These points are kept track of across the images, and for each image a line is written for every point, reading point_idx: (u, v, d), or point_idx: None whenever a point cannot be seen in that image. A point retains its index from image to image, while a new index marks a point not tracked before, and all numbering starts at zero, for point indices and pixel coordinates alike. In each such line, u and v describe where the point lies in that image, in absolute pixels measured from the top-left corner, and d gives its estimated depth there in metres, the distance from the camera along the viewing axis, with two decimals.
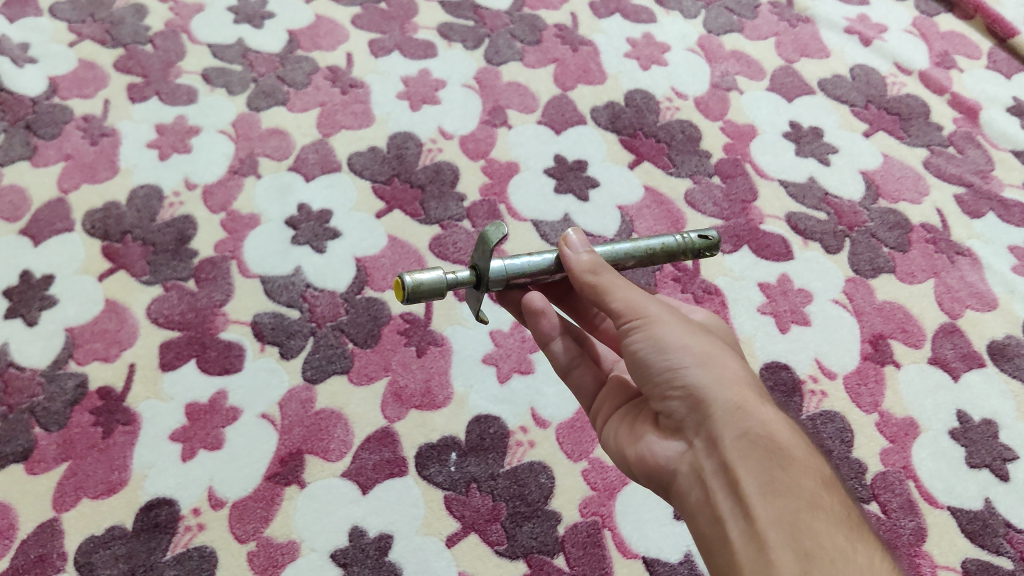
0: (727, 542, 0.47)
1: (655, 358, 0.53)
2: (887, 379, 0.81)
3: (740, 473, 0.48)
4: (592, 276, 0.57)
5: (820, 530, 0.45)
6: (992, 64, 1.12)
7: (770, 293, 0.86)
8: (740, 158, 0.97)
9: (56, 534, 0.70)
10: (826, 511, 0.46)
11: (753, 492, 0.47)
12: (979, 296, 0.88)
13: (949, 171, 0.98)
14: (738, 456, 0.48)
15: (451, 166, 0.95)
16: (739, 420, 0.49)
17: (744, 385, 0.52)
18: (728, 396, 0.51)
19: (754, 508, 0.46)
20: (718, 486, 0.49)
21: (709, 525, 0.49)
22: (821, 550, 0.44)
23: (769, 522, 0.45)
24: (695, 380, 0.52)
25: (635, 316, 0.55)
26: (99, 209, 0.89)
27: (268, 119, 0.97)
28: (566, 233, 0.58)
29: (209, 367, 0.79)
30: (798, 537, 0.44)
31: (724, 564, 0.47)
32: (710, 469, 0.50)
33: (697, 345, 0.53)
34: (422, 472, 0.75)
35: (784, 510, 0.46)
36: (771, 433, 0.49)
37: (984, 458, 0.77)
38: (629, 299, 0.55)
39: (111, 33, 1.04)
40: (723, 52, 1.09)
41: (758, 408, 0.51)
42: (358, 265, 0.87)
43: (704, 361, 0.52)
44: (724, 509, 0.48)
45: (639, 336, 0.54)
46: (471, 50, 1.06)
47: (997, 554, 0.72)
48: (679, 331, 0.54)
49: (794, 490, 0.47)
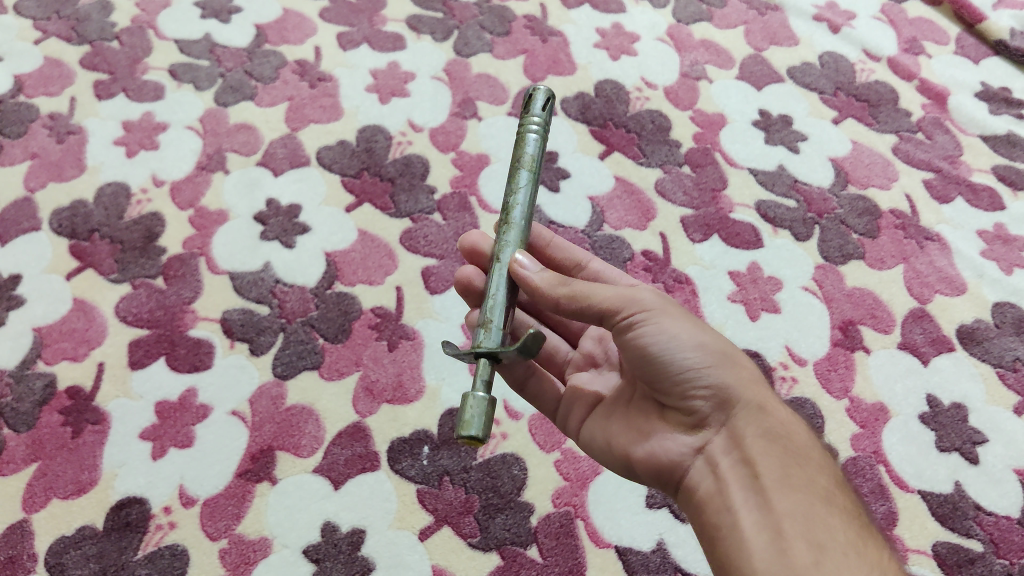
0: (737, 528, 0.50)
1: (668, 354, 0.54)
2: (857, 364, 0.82)
3: (761, 467, 0.51)
4: (565, 289, 0.55)
5: (833, 525, 0.48)
6: (959, 49, 1.12)
7: (740, 282, 0.87)
8: (710, 147, 0.97)
9: (26, 535, 0.70)
10: (837, 507, 0.50)
11: (771, 484, 0.50)
12: (948, 280, 0.88)
13: (918, 156, 0.99)
14: (759, 451, 0.52)
15: (421, 159, 0.94)
16: (761, 419, 0.53)
17: (760, 386, 0.55)
18: (750, 396, 0.54)
19: (771, 498, 0.50)
20: (733, 477, 0.52)
21: (720, 515, 0.51)
22: (832, 542, 0.47)
23: (786, 513, 0.49)
24: (717, 380, 0.54)
25: (637, 313, 0.54)
26: (66, 208, 0.88)
27: (236, 114, 0.97)
28: (516, 257, 0.58)
29: (179, 365, 0.79)
30: (812, 528, 0.48)
31: (731, 548, 0.50)
32: (727, 464, 0.53)
33: (712, 344, 0.55)
34: (394, 466, 0.75)
35: (801, 502, 0.49)
36: (787, 433, 0.53)
37: (954, 441, 0.77)
38: (625, 295, 0.55)
39: (77, 30, 1.03)
40: (692, 41, 1.09)
41: (776, 408, 0.54)
42: (328, 260, 0.86)
43: (722, 360, 0.55)
44: (737, 499, 0.51)
45: (650, 331, 0.54)
46: (440, 42, 1.06)
47: (967, 537, 0.72)
48: (689, 328, 0.55)
49: (809, 486, 0.50)
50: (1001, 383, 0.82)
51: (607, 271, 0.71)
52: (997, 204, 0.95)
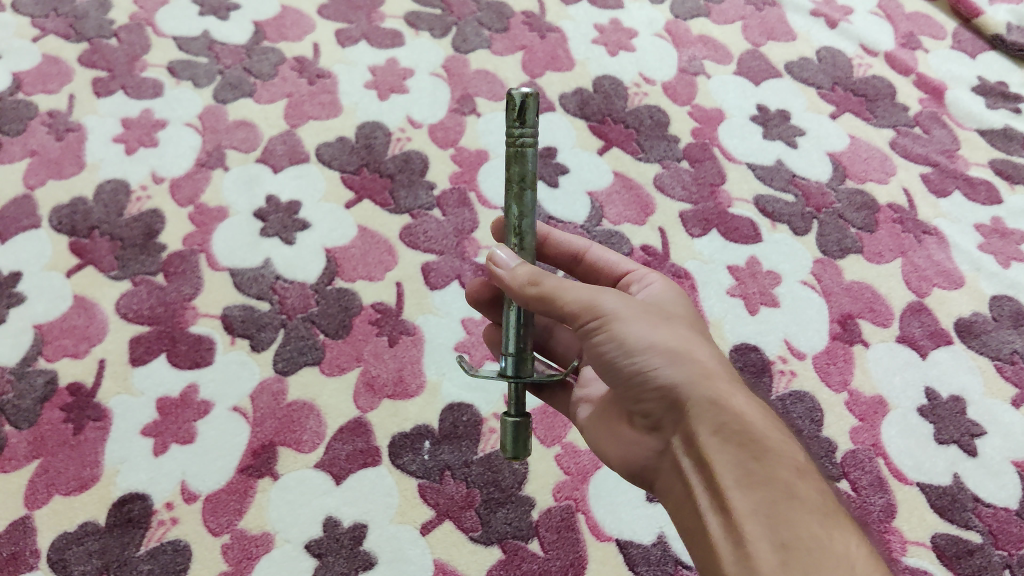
0: (706, 535, 0.48)
1: (621, 361, 0.53)
2: (855, 358, 0.82)
3: (718, 467, 0.49)
4: (533, 288, 0.55)
5: (799, 522, 0.46)
6: (956, 44, 1.13)
7: (739, 276, 0.87)
8: (708, 142, 0.98)
9: (28, 532, 0.70)
10: (803, 497, 0.47)
11: (729, 484, 0.48)
12: (946, 274, 0.89)
13: (916, 151, 0.99)
14: (715, 450, 0.50)
15: (420, 155, 0.95)
16: (714, 414, 0.50)
17: (716, 377, 0.52)
18: (703, 391, 0.51)
19: (730, 500, 0.48)
20: (697, 479, 0.50)
21: (692, 520, 0.50)
22: (798, 541, 0.45)
23: (747, 514, 0.47)
24: (668, 380, 0.52)
25: (592, 318, 0.53)
26: (66, 206, 0.88)
27: (234, 111, 0.97)
28: (493, 255, 0.58)
29: (180, 361, 0.79)
30: (774, 526, 0.46)
31: (704, 556, 0.49)
32: (691, 467, 0.51)
33: (662, 341, 0.53)
34: (395, 461, 0.75)
35: (761, 500, 0.47)
36: (745, 424, 0.50)
37: (952, 433, 0.78)
38: (581, 297, 0.54)
39: (75, 27, 1.03)
40: (690, 36, 1.09)
41: (733, 398, 0.51)
42: (328, 256, 0.87)
43: (674, 357, 0.52)
44: (703, 503, 0.50)
45: (603, 339, 0.53)
46: (438, 39, 1.06)
47: (966, 528, 0.73)
48: (641, 328, 0.53)
49: (769, 480, 0.48)
50: (999, 376, 0.82)
51: (606, 258, 0.69)
52: (994, 198, 0.96)
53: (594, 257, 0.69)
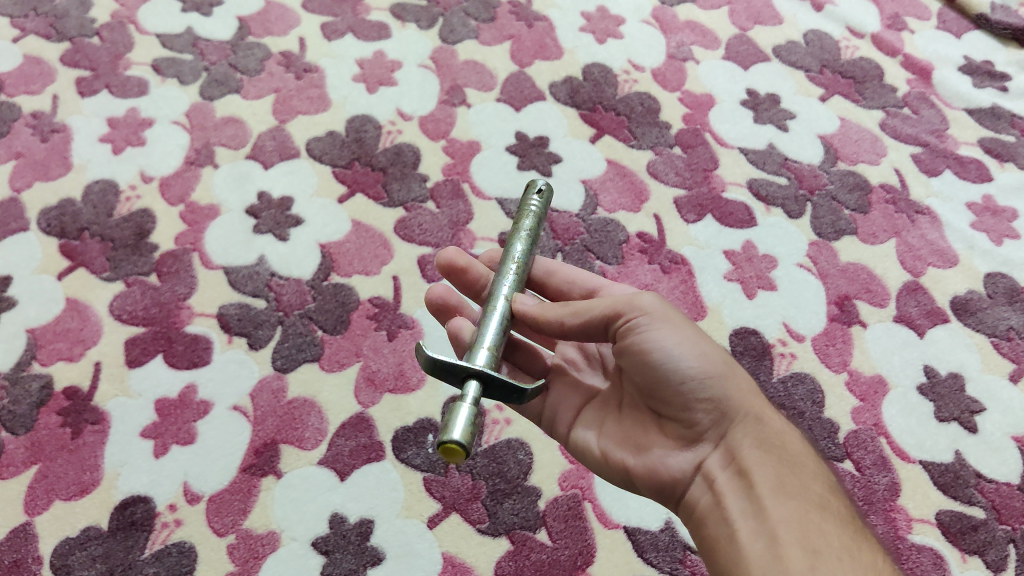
0: (735, 539, 0.49)
1: (670, 363, 0.54)
2: (854, 339, 0.82)
3: (757, 476, 0.51)
4: (568, 308, 0.56)
5: (828, 530, 0.48)
6: (941, 24, 1.13)
7: (736, 261, 0.87)
8: (700, 128, 0.98)
9: (30, 538, 0.69)
10: (832, 512, 0.50)
11: (767, 491, 0.50)
12: (940, 253, 0.89)
13: (905, 131, 1.00)
14: (756, 459, 0.52)
15: (411, 148, 0.94)
16: (758, 428, 0.53)
17: (757, 397, 0.55)
18: (746, 406, 0.54)
19: (767, 505, 0.49)
20: (732, 487, 0.52)
21: (719, 525, 0.51)
22: (828, 547, 0.47)
23: (781, 519, 0.48)
24: (716, 391, 0.54)
25: (637, 316, 0.54)
26: (54, 208, 0.87)
27: (222, 108, 0.96)
28: (515, 295, 0.59)
29: (177, 362, 0.78)
30: (808, 533, 0.47)
31: (729, 559, 0.49)
32: (725, 474, 0.52)
33: (710, 356, 0.55)
34: (399, 455, 0.75)
35: (796, 509, 0.49)
36: (784, 442, 0.53)
37: (953, 411, 0.78)
38: (625, 299, 0.55)
39: (56, 27, 1.01)
40: (677, 22, 1.09)
41: (772, 419, 0.54)
42: (323, 251, 0.86)
43: (723, 371, 0.54)
44: (734, 508, 0.51)
45: (649, 337, 0.54)
46: (425, 30, 1.05)
47: (969, 504, 0.73)
48: (689, 336, 0.55)
49: (804, 492, 0.50)
50: (996, 352, 0.83)
51: (580, 274, 0.68)
52: (985, 175, 0.96)
53: (567, 273, 0.68)
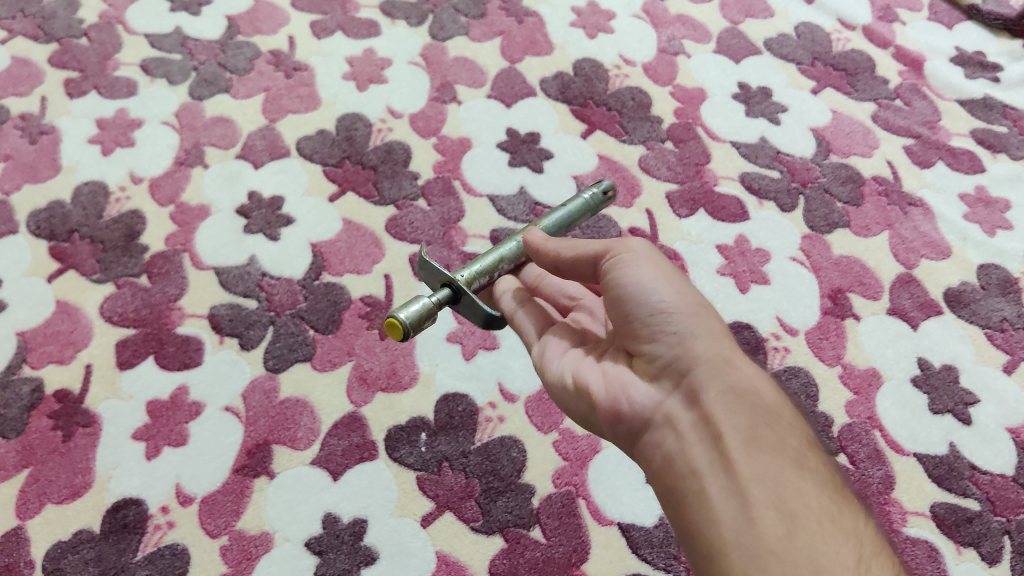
0: (699, 490, 0.46)
1: (641, 301, 0.53)
2: (847, 332, 0.82)
3: (724, 427, 0.47)
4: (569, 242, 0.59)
5: (804, 490, 0.45)
6: (933, 15, 1.13)
7: (729, 255, 0.87)
8: (691, 122, 0.97)
9: (21, 542, 0.68)
10: (810, 472, 0.46)
11: (734, 443, 0.46)
12: (933, 245, 0.89)
13: (898, 123, 0.99)
14: (724, 408, 0.48)
15: (402, 146, 0.94)
16: (726, 376, 0.50)
17: (728, 348, 0.52)
18: (713, 356, 0.50)
19: (734, 458, 0.46)
20: (695, 436, 0.48)
21: (681, 476, 0.47)
22: (804, 510, 0.44)
23: (751, 476, 0.45)
24: (686, 334, 0.51)
25: (621, 256, 0.55)
26: (43, 210, 0.86)
27: (211, 108, 0.95)
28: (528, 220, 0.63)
29: (168, 363, 0.78)
30: (780, 495, 0.44)
31: (689, 506, 0.46)
32: (687, 421, 0.49)
33: (688, 301, 0.53)
34: (392, 455, 0.74)
35: (769, 464, 0.45)
36: (756, 392, 0.49)
37: (946, 403, 0.78)
38: (613, 245, 0.56)
39: (44, 28, 1.01)
40: (668, 16, 1.09)
41: (742, 368, 0.51)
42: (314, 251, 0.86)
43: (697, 318, 0.52)
44: (699, 459, 0.47)
45: (627, 275, 0.54)
46: (415, 27, 1.05)
47: (964, 496, 0.73)
48: (668, 280, 0.53)
49: (777, 447, 0.47)
50: (990, 343, 0.83)
51: None
52: (977, 167, 0.96)
53: None
